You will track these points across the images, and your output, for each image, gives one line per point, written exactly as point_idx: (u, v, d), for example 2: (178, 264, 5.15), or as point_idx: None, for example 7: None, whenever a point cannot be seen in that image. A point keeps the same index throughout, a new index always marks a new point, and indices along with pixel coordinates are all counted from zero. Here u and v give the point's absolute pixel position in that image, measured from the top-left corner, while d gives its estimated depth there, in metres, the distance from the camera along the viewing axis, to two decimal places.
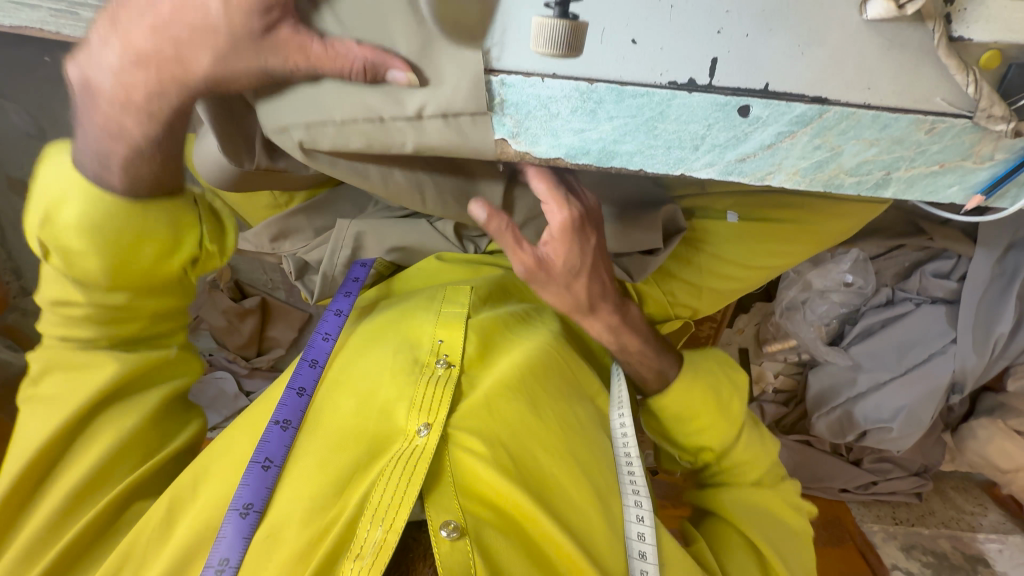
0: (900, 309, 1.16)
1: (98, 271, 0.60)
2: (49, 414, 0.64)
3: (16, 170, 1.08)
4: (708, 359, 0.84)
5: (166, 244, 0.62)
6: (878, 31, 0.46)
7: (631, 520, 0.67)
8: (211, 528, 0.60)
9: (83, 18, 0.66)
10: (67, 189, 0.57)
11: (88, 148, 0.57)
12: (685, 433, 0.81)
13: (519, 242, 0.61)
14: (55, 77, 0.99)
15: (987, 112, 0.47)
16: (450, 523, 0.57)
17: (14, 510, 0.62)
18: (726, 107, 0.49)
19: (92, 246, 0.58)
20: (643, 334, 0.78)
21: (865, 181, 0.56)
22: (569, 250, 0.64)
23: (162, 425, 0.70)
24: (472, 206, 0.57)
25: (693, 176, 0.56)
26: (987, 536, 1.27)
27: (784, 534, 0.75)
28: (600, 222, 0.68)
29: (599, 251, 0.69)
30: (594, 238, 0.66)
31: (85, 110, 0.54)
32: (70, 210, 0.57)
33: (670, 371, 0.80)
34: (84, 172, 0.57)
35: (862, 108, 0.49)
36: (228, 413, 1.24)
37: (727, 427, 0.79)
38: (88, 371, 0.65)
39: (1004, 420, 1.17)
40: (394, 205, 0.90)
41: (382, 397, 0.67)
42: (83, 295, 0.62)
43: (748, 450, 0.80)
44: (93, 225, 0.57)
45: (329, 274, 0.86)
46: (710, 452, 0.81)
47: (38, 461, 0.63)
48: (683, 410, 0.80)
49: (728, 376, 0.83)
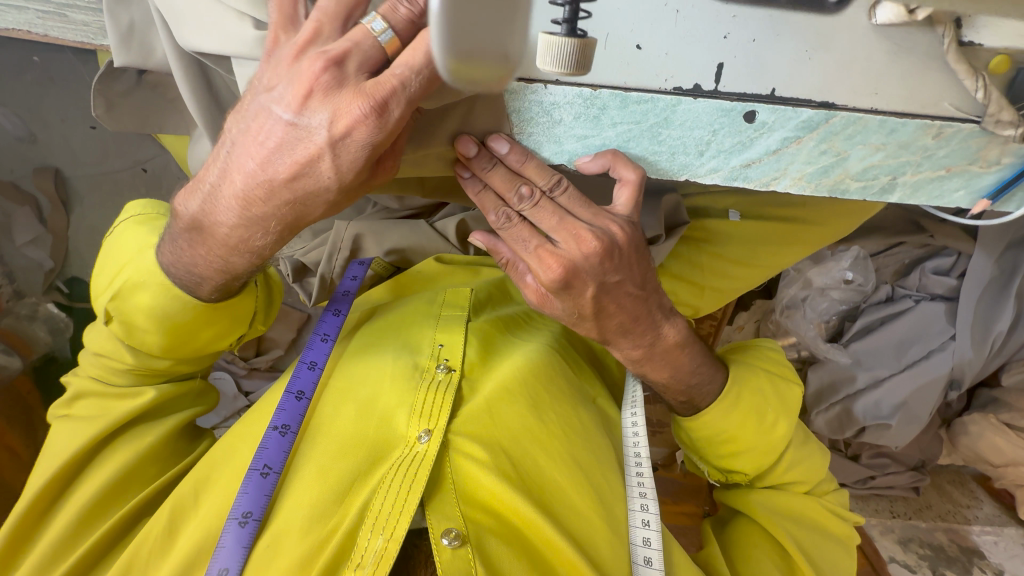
0: (900, 306, 1.16)
1: (159, 342, 0.64)
2: (77, 433, 0.66)
3: (7, 172, 1.05)
4: (756, 375, 0.74)
5: (223, 329, 0.66)
6: (886, 35, 0.46)
7: (635, 525, 0.66)
8: (212, 541, 0.59)
9: (71, 20, 0.65)
10: (141, 277, 0.61)
11: (169, 254, 0.59)
12: (719, 456, 0.75)
13: (521, 274, 0.59)
14: (44, 78, 0.99)
15: (996, 117, 0.47)
16: (451, 531, 0.57)
17: (31, 526, 0.63)
18: (731, 112, 0.48)
19: (156, 327, 0.62)
20: (676, 364, 0.68)
21: (870, 186, 0.55)
22: (558, 297, 0.56)
23: (179, 445, 0.73)
24: (472, 236, 0.58)
25: (698, 180, 0.55)
26: (982, 528, 1.29)
27: (831, 566, 0.71)
28: (613, 265, 0.54)
29: (609, 289, 0.56)
30: (596, 284, 0.55)
31: (183, 238, 0.56)
32: (143, 295, 0.61)
33: (704, 399, 0.72)
34: (158, 265, 0.60)
35: (869, 113, 0.48)
36: (227, 415, 1.21)
37: (769, 452, 0.72)
38: (119, 399, 0.69)
39: (996, 414, 1.18)
40: (393, 207, 0.92)
41: (383, 401, 0.67)
42: (132, 355, 0.67)
43: (794, 469, 0.75)
44: (161, 310, 0.61)
45: (327, 277, 0.85)
46: (743, 474, 0.76)
47: (61, 478, 0.64)
48: (719, 436, 0.72)
49: (779, 398, 0.73)
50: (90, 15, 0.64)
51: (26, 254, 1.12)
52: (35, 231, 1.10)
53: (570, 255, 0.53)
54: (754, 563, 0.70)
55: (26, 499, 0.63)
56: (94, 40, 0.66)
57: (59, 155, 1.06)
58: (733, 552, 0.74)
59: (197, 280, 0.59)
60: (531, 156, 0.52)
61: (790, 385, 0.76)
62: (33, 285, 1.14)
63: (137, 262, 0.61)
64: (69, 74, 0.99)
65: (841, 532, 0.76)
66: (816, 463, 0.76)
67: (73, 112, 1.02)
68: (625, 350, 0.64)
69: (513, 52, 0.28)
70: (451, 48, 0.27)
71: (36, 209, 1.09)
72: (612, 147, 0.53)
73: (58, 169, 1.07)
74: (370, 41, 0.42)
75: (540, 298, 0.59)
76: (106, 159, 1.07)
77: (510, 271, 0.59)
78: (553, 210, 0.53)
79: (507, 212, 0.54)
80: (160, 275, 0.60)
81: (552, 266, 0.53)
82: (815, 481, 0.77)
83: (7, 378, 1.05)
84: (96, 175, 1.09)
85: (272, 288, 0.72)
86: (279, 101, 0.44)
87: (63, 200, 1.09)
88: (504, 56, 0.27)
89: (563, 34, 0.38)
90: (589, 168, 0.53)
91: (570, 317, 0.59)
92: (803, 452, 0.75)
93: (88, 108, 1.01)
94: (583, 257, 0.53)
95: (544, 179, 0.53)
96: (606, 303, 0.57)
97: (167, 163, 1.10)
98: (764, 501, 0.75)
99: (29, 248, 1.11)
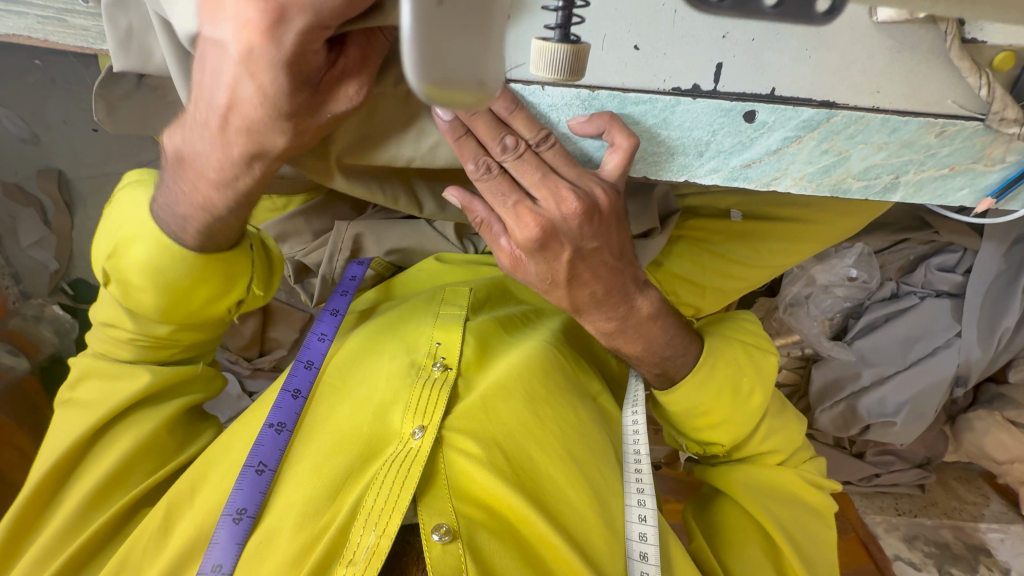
0: (904, 303, 1.15)
1: (154, 304, 0.63)
2: (80, 420, 0.66)
3: (11, 175, 1.06)
4: (732, 344, 0.74)
5: (216, 290, 0.64)
6: (888, 32, 0.45)
7: (632, 521, 0.66)
8: (206, 535, 0.60)
9: (71, 25, 0.65)
10: (135, 232, 0.60)
11: (160, 198, 0.59)
12: (700, 429, 0.74)
13: (495, 236, 0.56)
14: (46, 80, 1.00)
15: (1000, 115, 0.47)
16: (441, 527, 0.57)
17: (35, 515, 0.64)
18: (731, 112, 0.48)
19: (150, 284, 0.62)
20: (649, 337, 0.66)
21: (873, 185, 0.55)
22: (532, 259, 0.55)
23: (178, 434, 0.72)
24: (446, 192, 0.56)
25: (697, 181, 0.55)
26: (989, 526, 1.28)
27: (813, 544, 0.71)
28: (590, 228, 0.53)
29: (585, 255, 0.55)
30: (573, 248, 0.54)
31: (170, 174, 0.57)
32: (136, 249, 0.60)
33: (680, 372, 0.70)
34: (153, 218, 0.60)
35: (871, 112, 0.48)
36: (229, 415, 1.20)
37: (745, 422, 0.73)
38: (119, 384, 0.68)
39: (1002, 412, 1.17)
40: (394, 205, 0.92)
41: (378, 398, 0.67)
42: (131, 319, 0.66)
43: (769, 438, 0.75)
44: (151, 264, 0.60)
45: (328, 277, 0.88)
46: (721, 446, 0.75)
47: (64, 465, 0.65)
48: (694, 410, 0.72)
49: (755, 367, 0.73)
50: (90, 20, 0.64)
51: (30, 256, 1.12)
52: (40, 233, 1.11)
53: (550, 215, 0.52)
54: (739, 547, 0.70)
55: (30, 487, 0.64)
56: (94, 45, 0.66)
57: (62, 157, 1.06)
58: (717, 536, 0.73)
59: (186, 223, 0.58)
60: (520, 105, 0.49)
61: (765, 355, 0.76)
62: (39, 286, 1.15)
63: (133, 219, 0.61)
64: (71, 76, 0.99)
65: (820, 504, 0.76)
66: (790, 432, 0.77)
67: (75, 114, 1.02)
68: (596, 321, 0.63)
69: (486, 75, 0.30)
70: (427, 76, 0.27)
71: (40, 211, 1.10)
72: (608, 110, 0.49)
73: (61, 171, 1.08)
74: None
75: (513, 262, 0.57)
76: (109, 161, 1.08)
77: (484, 232, 0.56)
78: (536, 164, 0.50)
79: (487, 161, 0.50)
80: (154, 225, 0.60)
81: (530, 225, 0.51)
82: (789, 450, 0.77)
83: (14, 378, 1.06)
84: (99, 176, 1.09)
85: (269, 251, 0.73)
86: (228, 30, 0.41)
87: (67, 202, 1.09)
88: (481, 82, 0.29)
89: (556, 40, 0.39)
90: (583, 129, 0.50)
91: (542, 284, 0.58)
92: (778, 421, 0.77)
93: (89, 110, 1.02)
94: (563, 218, 0.52)
95: (530, 131, 0.50)
96: (580, 270, 0.56)
97: None
98: (743, 478, 0.75)
99: (34, 249, 1.12)
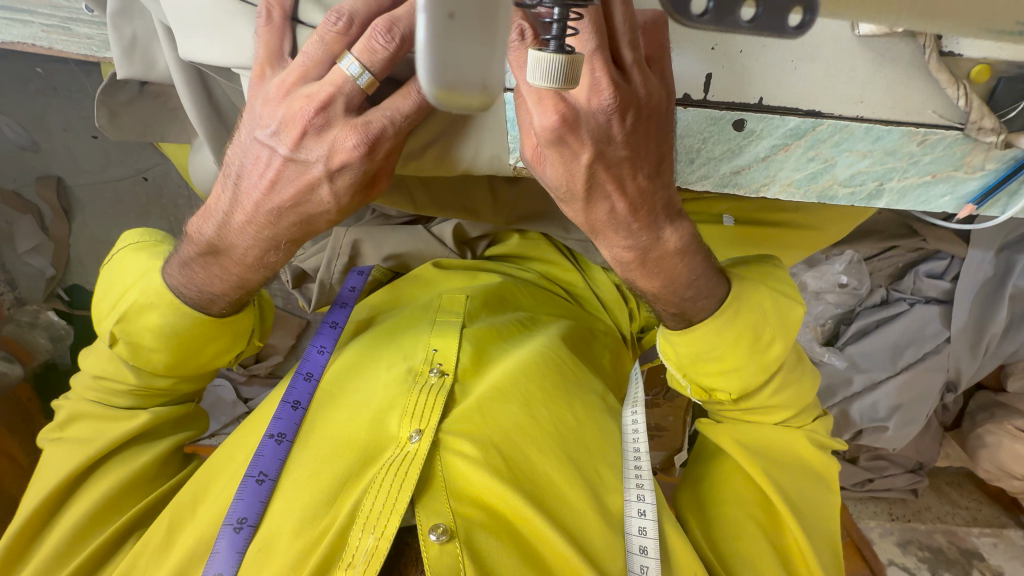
0: (894, 309, 1.17)
1: (164, 360, 0.66)
2: (67, 456, 0.67)
3: (9, 181, 1.07)
4: (756, 285, 0.65)
5: (226, 344, 0.68)
6: (870, 46, 0.46)
7: (631, 514, 0.67)
8: (206, 544, 0.60)
9: (76, 33, 0.67)
10: (147, 298, 0.63)
11: (171, 267, 0.63)
12: (704, 373, 0.66)
13: (523, 115, 0.47)
14: (47, 88, 1.01)
15: (978, 124, 0.48)
16: (439, 527, 0.57)
17: (22, 548, 0.63)
18: (721, 121, 0.51)
19: (162, 345, 0.65)
20: (671, 275, 0.59)
21: (857, 192, 0.57)
22: (550, 153, 0.47)
23: (168, 468, 0.72)
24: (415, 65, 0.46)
25: (689, 187, 0.58)
26: (981, 530, 1.29)
27: (812, 509, 0.72)
28: (623, 127, 0.46)
29: (609, 161, 0.48)
30: (596, 147, 0.46)
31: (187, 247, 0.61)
32: (151, 315, 0.63)
33: (697, 314, 0.63)
34: (164, 285, 0.63)
35: (855, 121, 0.49)
36: (226, 421, 1.24)
37: (758, 372, 0.66)
38: (112, 422, 0.69)
39: (1010, 422, 1.18)
40: (392, 215, 0.96)
41: (375, 404, 0.68)
42: (135, 375, 0.69)
43: (778, 391, 0.71)
44: (169, 329, 0.64)
45: (325, 283, 0.91)
46: (725, 394, 0.68)
47: (49, 504, 0.65)
48: (705, 351, 0.64)
49: (779, 316, 0.65)
50: (95, 29, 0.66)
51: (27, 262, 1.13)
52: (37, 240, 1.12)
53: (575, 104, 0.43)
54: (730, 521, 0.71)
55: (17, 523, 0.64)
56: (98, 53, 0.68)
57: (62, 163, 1.07)
58: (705, 510, 0.74)
59: (212, 297, 0.63)
60: None
61: (794, 306, 0.66)
62: (36, 293, 1.15)
63: (144, 285, 0.64)
64: (71, 83, 1.01)
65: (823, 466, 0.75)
66: (800, 389, 0.73)
67: (74, 121, 1.04)
68: None
69: (497, 80, 0.26)
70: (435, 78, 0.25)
71: (38, 217, 1.11)
72: None
73: (60, 178, 1.09)
74: (349, 85, 0.46)
75: (534, 154, 0.49)
76: (107, 168, 1.09)
77: (518, 106, 0.47)
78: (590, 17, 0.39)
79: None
80: (166, 293, 0.63)
81: (550, 111, 0.43)
82: (797, 407, 0.74)
83: (9, 385, 1.07)
84: (98, 183, 1.10)
85: (265, 307, 0.75)
86: (275, 138, 0.50)
87: (65, 209, 1.10)
88: (487, 87, 0.26)
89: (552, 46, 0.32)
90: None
91: (559, 191, 0.51)
92: (790, 377, 0.72)
93: (90, 118, 1.03)
94: (589, 110, 0.44)
95: None
96: (601, 177, 0.49)
97: (168, 171, 1.09)
98: (742, 439, 0.74)
99: (31, 256, 1.13)
